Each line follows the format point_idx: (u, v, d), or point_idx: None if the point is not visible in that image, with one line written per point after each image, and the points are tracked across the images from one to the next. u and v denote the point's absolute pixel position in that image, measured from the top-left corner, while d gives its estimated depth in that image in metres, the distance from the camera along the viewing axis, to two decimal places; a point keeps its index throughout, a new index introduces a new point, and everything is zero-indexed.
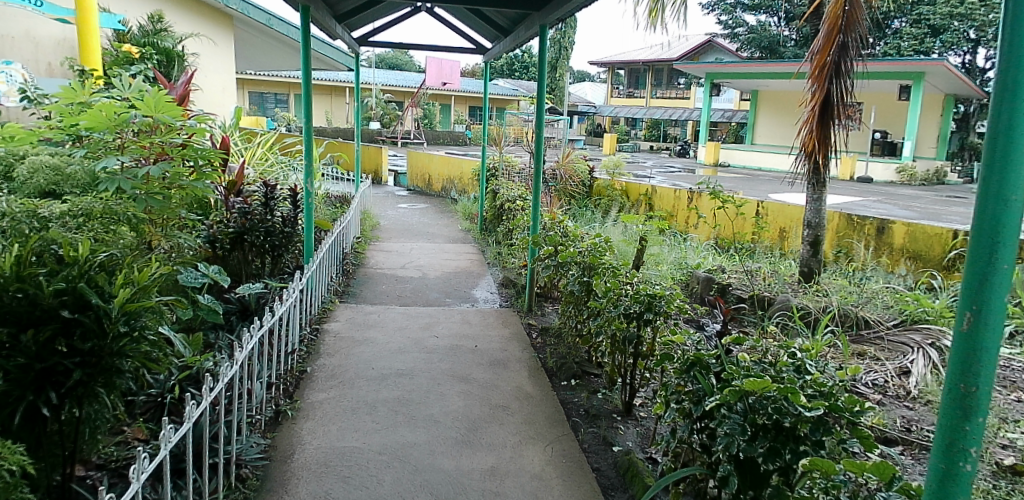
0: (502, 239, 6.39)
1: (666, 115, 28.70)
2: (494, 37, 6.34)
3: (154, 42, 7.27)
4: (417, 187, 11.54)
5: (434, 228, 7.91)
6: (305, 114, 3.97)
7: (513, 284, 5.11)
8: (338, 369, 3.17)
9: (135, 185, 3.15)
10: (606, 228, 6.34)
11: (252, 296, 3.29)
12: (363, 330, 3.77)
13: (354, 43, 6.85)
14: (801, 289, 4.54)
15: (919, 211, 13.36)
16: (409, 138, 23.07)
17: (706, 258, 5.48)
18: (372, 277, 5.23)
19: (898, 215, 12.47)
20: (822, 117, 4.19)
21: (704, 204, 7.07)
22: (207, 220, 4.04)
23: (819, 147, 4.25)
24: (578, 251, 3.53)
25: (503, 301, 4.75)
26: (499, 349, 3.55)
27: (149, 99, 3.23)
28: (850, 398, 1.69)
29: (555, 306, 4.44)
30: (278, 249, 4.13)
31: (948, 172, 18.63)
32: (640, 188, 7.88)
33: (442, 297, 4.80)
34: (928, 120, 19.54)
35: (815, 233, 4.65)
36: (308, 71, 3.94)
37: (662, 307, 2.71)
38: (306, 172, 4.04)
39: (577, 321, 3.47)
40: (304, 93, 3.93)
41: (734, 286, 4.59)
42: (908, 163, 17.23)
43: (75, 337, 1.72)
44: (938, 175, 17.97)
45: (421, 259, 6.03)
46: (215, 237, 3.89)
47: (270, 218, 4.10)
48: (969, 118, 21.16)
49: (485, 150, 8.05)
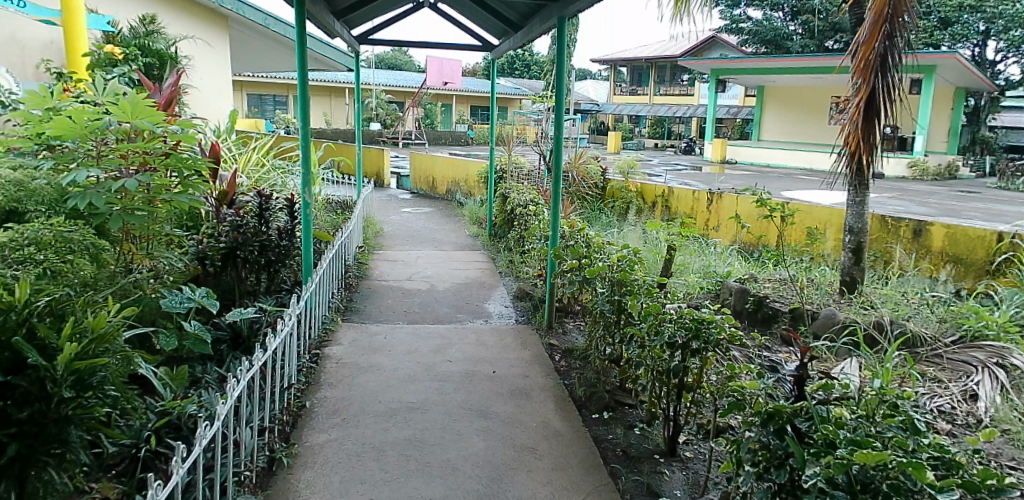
0: (514, 246, 6.03)
1: (670, 112, 28.31)
2: (502, 32, 5.99)
3: (146, 44, 6.94)
4: (421, 190, 11.20)
5: (440, 233, 7.55)
6: (301, 116, 3.62)
7: (528, 296, 4.75)
8: (341, 403, 2.82)
9: (108, 199, 2.84)
10: (625, 234, 5.99)
11: (244, 322, 2.91)
12: (368, 354, 3.42)
13: (354, 41, 6.50)
14: (843, 302, 4.18)
15: (937, 207, 12.97)
16: (410, 139, 22.76)
17: (736, 265, 5.12)
18: (377, 291, 4.88)
19: (916, 212, 12.09)
20: (867, 114, 3.85)
21: (726, 207, 6.69)
22: (196, 235, 3.72)
23: (863, 146, 3.91)
24: (605, 265, 3.18)
25: (519, 316, 4.39)
26: (520, 375, 3.19)
27: (123, 103, 2.90)
28: (985, 471, 1.35)
29: (576, 323, 4.08)
30: (274, 264, 3.80)
31: (961, 167, 18.22)
32: (657, 189, 7.50)
33: (453, 313, 4.45)
34: (939, 114, 19.11)
35: (857, 240, 4.27)
36: (304, 70, 3.59)
37: (713, 336, 2.36)
38: (303, 181, 3.69)
39: (607, 345, 3.11)
40: (300, 93, 3.59)
41: (771, 298, 4.18)
42: (920, 158, 16.81)
43: (12, 402, 1.44)
44: (950, 169, 17.52)
45: (429, 269, 5.68)
46: (205, 252, 3.56)
47: (265, 232, 3.76)
48: (981, 111, 20.74)
49: (494, 150, 7.69)
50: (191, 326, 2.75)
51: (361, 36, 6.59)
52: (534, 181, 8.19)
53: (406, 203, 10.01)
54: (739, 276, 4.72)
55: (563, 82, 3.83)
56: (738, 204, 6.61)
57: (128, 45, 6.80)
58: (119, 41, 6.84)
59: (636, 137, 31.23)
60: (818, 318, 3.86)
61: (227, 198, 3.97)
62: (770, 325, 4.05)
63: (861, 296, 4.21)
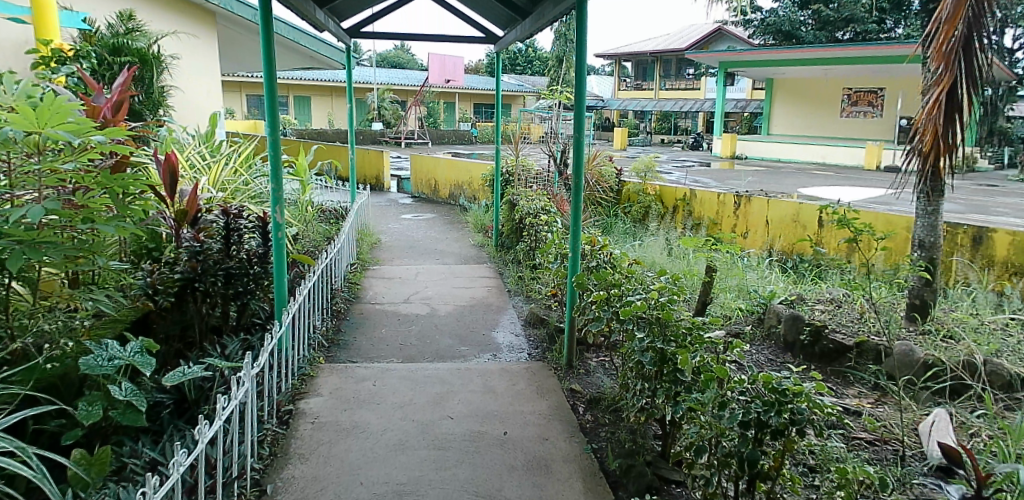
0: (523, 260, 5.43)
1: (676, 107, 27.61)
2: (508, 21, 5.35)
3: (125, 43, 6.22)
4: (423, 194, 10.60)
5: (442, 244, 6.94)
6: (267, 120, 3.01)
7: (543, 323, 4.13)
8: (313, 487, 2.22)
9: (7, 231, 2.27)
10: (648, 244, 5.41)
11: (187, 383, 2.28)
12: (352, 408, 2.80)
13: (343, 35, 5.90)
14: (914, 332, 3.55)
15: (962, 203, 12.28)
16: (413, 139, 22.12)
17: (778, 286, 4.53)
18: (369, 317, 4.28)
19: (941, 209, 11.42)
20: (948, 107, 3.23)
21: (755, 212, 6.11)
22: (149, 264, 3.14)
23: (940, 146, 3.32)
24: (642, 302, 2.56)
25: (533, 349, 3.77)
26: (536, 439, 2.58)
27: (25, 108, 2.29)
28: None
29: (600, 358, 3.47)
30: (240, 297, 3.20)
31: (979, 159, 17.49)
32: (677, 192, 6.88)
33: (456, 344, 3.83)
34: None
35: (930, 256, 3.69)
36: (270, 64, 2.99)
37: (802, 412, 1.78)
38: (272, 199, 3.08)
39: (648, 403, 2.49)
40: (267, 94, 2.98)
41: (832, 327, 3.55)
42: None
43: None
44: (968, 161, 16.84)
45: (428, 288, 5.05)
46: (155, 284, 2.98)
47: (231, 260, 3.17)
48: None
49: (500, 150, 7.05)
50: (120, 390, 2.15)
51: (350, 28, 5.94)
52: (542, 185, 7.57)
53: (406, 208, 9.43)
54: (786, 296, 4.09)
55: (582, 73, 3.20)
56: (770, 209, 6.00)
57: (103, 43, 6.12)
58: (96, 38, 6.18)
59: (643, 132, 30.59)
60: (890, 355, 3.24)
61: (190, 216, 3.31)
62: (836, 360, 3.43)
63: (936, 324, 3.58)
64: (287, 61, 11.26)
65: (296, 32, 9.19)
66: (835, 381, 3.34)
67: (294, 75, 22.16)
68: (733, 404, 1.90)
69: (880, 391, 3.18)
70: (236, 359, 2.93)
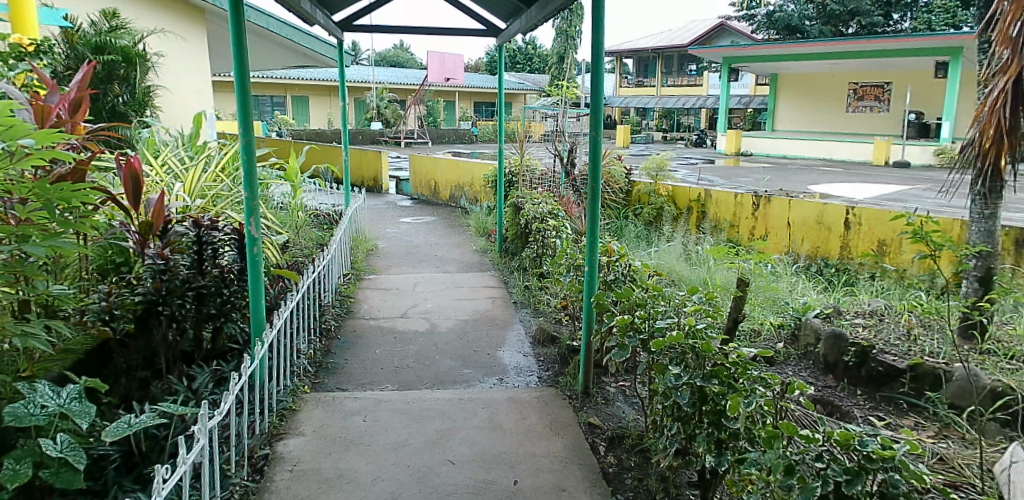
0: (530, 268, 5.06)
1: (678, 103, 27.19)
2: (512, 11, 5.00)
3: (109, 41, 5.84)
4: (422, 196, 10.23)
5: (443, 250, 6.55)
6: (239, 123, 2.62)
7: (553, 341, 3.75)
8: None
9: None
10: (664, 250, 5.07)
11: (134, 433, 1.88)
12: (337, 452, 2.41)
13: (335, 28, 5.52)
14: (971, 351, 3.17)
15: None
16: (413, 138, 21.75)
17: (809, 298, 4.16)
18: (362, 334, 3.91)
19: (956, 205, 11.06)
20: (1016, 98, 2.80)
21: (775, 213, 5.82)
22: (109, 286, 2.76)
23: (1004, 142, 2.92)
24: (679, 332, 2.17)
25: (544, 372, 3.39)
26: (553, 490, 2.20)
27: None
28: None
29: (620, 385, 3.08)
30: (214, 319, 2.81)
31: None
32: (691, 192, 6.54)
33: (459, 367, 3.45)
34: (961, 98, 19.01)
35: (988, 266, 3.35)
36: (241, 53, 2.59)
37: (899, 488, 1.40)
38: (245, 209, 2.69)
39: (686, 449, 2.10)
40: (237, 87, 2.59)
41: (880, 348, 3.17)
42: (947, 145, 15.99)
43: None
44: None
45: (428, 300, 4.66)
46: (112, 309, 2.59)
47: (202, 281, 2.78)
48: None
49: (504, 149, 6.68)
50: (53, 445, 1.77)
51: (343, 22, 5.59)
52: (548, 186, 7.19)
53: (406, 211, 9.06)
54: (822, 309, 3.75)
55: (601, 62, 2.79)
56: (791, 210, 5.72)
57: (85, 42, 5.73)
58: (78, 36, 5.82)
59: (646, 129, 30.16)
60: (950, 380, 2.87)
61: (157, 228, 2.93)
62: (885, 386, 3.06)
63: (996, 343, 3.19)
64: (282, 60, 10.89)
65: (289, 28, 8.80)
66: (886, 410, 2.99)
67: (292, 75, 21.80)
68: (803, 468, 1.52)
69: (940, 422, 2.80)
70: (204, 393, 2.53)
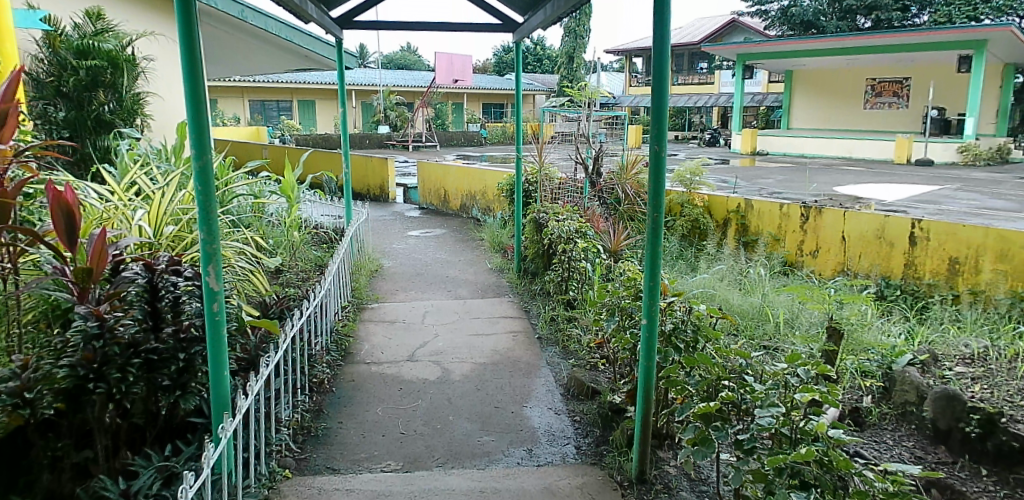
0: (555, 294, 4.44)
1: (690, 102, 26.49)
2: (531, 2, 4.32)
3: (92, 45, 5.24)
4: (431, 204, 9.63)
5: (454, 269, 5.94)
6: (192, 141, 1.99)
7: (591, 395, 3.12)
8: None
9: None
10: (711, 273, 4.44)
11: None
12: None
13: (333, 25, 4.91)
14: None
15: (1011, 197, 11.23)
16: (420, 142, 21.24)
17: (893, 335, 3.53)
18: (362, 385, 3.30)
19: (993, 204, 10.40)
20: None
21: (828, 227, 5.15)
22: (29, 355, 2.16)
23: None
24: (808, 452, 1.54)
25: (582, 439, 2.77)
26: None
27: None
28: None
29: (681, 464, 2.44)
30: (167, 392, 2.19)
31: (1012, 150, 16.51)
32: (730, 202, 5.91)
33: (478, 432, 2.82)
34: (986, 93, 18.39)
35: None
36: (191, 48, 1.95)
37: None
38: (201, 253, 2.07)
39: None
40: (187, 94, 1.96)
41: (1011, 414, 2.50)
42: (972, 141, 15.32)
43: None
44: (1003, 152, 15.98)
45: (440, 336, 4.05)
46: (26, 390, 1.99)
47: (148, 343, 2.16)
48: None
49: (521, 154, 6.04)
50: None
51: (341, 17, 4.96)
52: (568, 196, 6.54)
53: (413, 222, 8.47)
54: (915, 354, 3.09)
55: (663, 61, 2.15)
56: (846, 223, 5.06)
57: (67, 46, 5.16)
58: (59, 40, 5.23)
59: None
60: None
61: (99, 274, 2.29)
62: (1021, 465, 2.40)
63: None
64: (281, 63, 10.28)
65: (287, 28, 8.18)
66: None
67: (297, 78, 21.29)
68: None
69: None
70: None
